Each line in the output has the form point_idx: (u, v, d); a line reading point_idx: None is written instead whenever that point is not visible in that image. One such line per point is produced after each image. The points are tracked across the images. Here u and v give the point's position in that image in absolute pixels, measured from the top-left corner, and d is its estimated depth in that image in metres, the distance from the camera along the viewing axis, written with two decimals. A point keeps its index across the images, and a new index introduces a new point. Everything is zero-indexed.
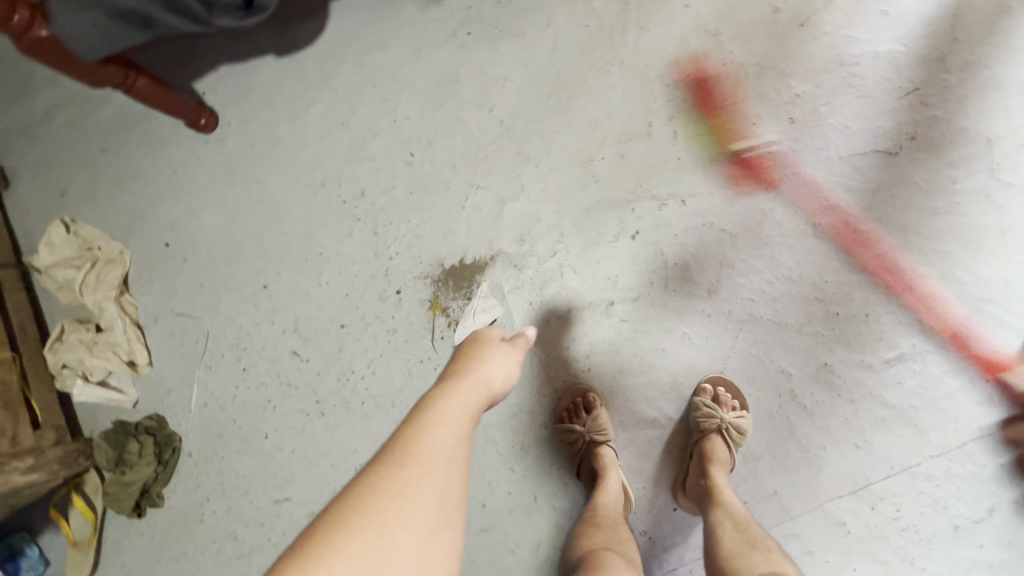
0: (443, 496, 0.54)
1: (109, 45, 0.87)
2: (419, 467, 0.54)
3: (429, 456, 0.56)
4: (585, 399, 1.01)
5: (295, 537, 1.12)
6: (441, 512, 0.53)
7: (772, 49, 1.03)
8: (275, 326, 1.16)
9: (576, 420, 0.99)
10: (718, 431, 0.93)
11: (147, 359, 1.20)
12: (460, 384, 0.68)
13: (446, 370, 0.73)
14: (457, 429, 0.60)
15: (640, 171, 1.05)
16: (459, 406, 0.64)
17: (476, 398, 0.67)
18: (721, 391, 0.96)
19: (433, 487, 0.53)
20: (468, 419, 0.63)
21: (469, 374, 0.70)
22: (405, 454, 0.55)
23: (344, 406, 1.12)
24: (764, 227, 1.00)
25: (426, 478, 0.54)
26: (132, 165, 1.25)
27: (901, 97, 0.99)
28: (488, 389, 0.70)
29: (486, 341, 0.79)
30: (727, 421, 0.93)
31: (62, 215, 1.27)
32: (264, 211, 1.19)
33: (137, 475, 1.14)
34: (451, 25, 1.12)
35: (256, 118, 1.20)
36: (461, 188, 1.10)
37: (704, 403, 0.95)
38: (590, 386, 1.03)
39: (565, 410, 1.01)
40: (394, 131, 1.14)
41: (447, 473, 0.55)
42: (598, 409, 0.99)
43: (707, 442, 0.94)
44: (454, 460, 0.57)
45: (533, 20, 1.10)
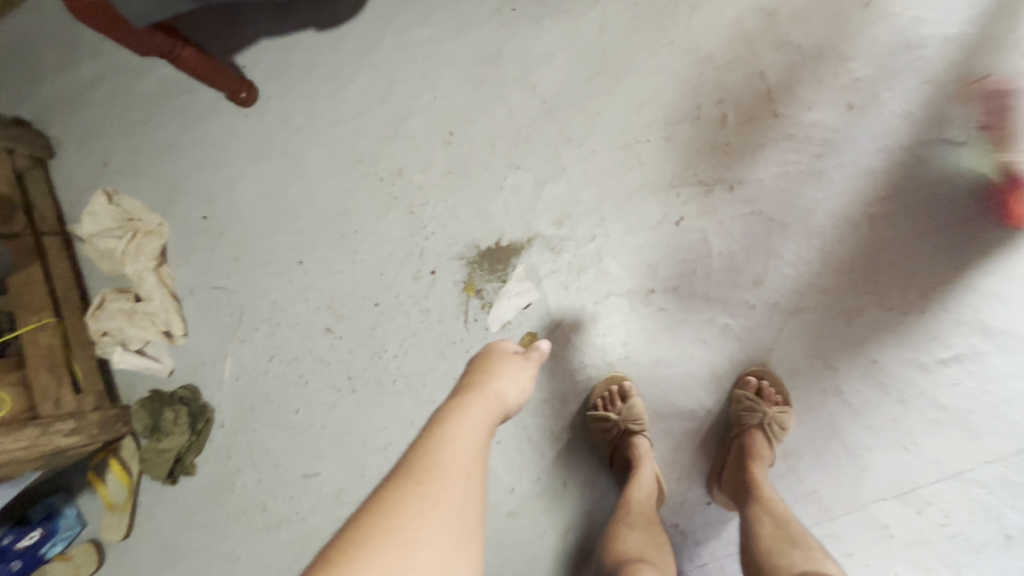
0: (462, 511, 0.53)
1: (158, 13, 0.87)
2: (437, 484, 0.54)
3: (446, 472, 0.55)
4: (620, 387, 0.98)
5: (324, 511, 1.13)
6: (460, 527, 0.52)
7: (833, 30, 0.98)
8: (309, 302, 1.16)
9: (610, 409, 0.97)
10: (758, 427, 0.91)
11: (183, 330, 1.22)
12: (474, 398, 0.68)
13: (458, 388, 0.73)
14: (474, 443, 0.60)
15: (686, 155, 1.01)
16: (475, 420, 0.64)
17: (490, 413, 0.67)
18: (765, 385, 0.93)
19: (451, 503, 0.53)
20: (485, 434, 0.63)
21: (482, 391, 0.70)
22: (422, 471, 0.55)
23: (376, 385, 1.12)
24: (815, 217, 0.96)
25: (444, 494, 0.53)
26: (172, 137, 1.26)
27: (971, 84, 0.93)
28: (502, 405, 0.70)
29: (496, 357, 0.79)
30: (769, 416, 0.90)
31: (104, 185, 1.29)
32: (301, 187, 1.19)
33: (172, 442, 1.17)
34: (496, 0, 1.10)
35: (296, 92, 1.19)
36: (500, 169, 1.08)
37: (745, 398, 0.92)
38: (626, 374, 1.00)
39: (599, 398, 0.99)
40: (433, 109, 1.12)
41: (465, 489, 0.55)
42: (633, 398, 0.96)
43: (747, 437, 0.91)
44: (472, 475, 0.57)
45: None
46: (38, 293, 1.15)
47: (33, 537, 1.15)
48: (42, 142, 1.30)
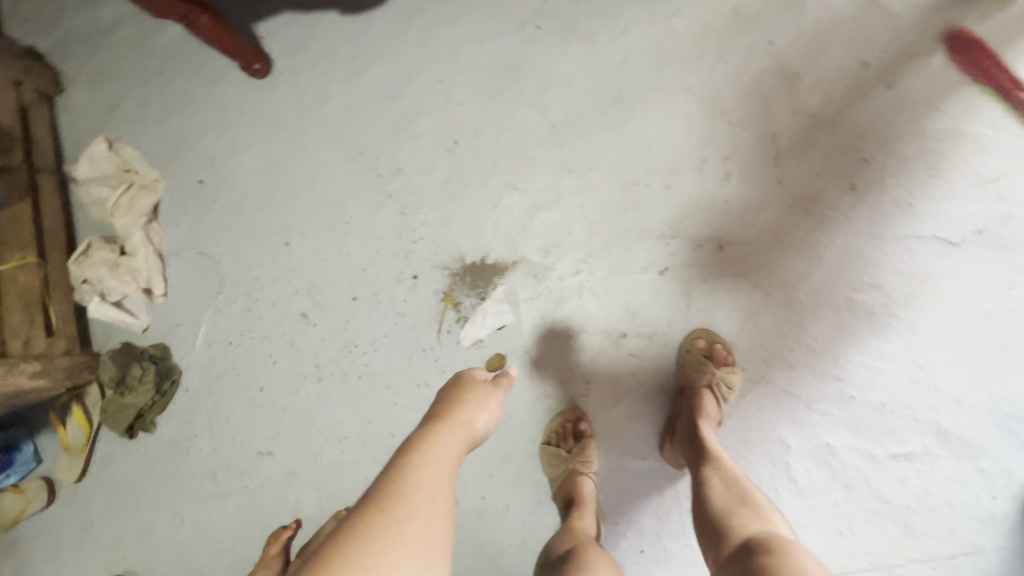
0: (425, 541, 0.54)
1: None
2: (403, 515, 0.54)
3: (412, 500, 0.56)
4: (576, 425, 0.99)
5: (271, 491, 1.15)
6: (423, 556, 0.53)
7: (852, 105, 0.96)
8: (290, 284, 1.17)
9: (564, 444, 0.99)
10: (708, 388, 0.93)
11: (163, 290, 1.23)
12: (450, 418, 0.69)
13: (431, 412, 0.72)
14: (444, 467, 0.61)
15: (684, 207, 1.00)
16: (448, 441, 0.65)
17: (464, 435, 0.67)
18: (716, 346, 0.95)
19: (415, 533, 0.54)
20: (457, 458, 0.64)
21: (451, 415, 0.69)
22: (388, 504, 0.55)
23: (341, 376, 1.13)
24: (797, 290, 0.96)
25: (408, 525, 0.54)
26: (180, 94, 1.25)
27: (978, 186, 0.92)
28: (471, 428, 0.69)
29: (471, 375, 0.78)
30: (716, 376, 0.93)
31: (107, 131, 1.28)
32: (299, 168, 1.18)
33: (135, 399, 1.18)
34: (523, 15, 1.08)
35: (310, 72, 1.18)
36: (498, 186, 1.08)
37: (695, 359, 0.95)
38: (586, 414, 1.01)
39: (554, 433, 1.00)
40: (443, 114, 1.11)
41: (430, 516, 0.56)
42: (587, 439, 0.98)
43: (695, 397, 0.93)
44: (437, 503, 0.58)
45: (608, 25, 1.05)
46: (24, 231, 1.16)
47: None
48: (52, 76, 1.29)
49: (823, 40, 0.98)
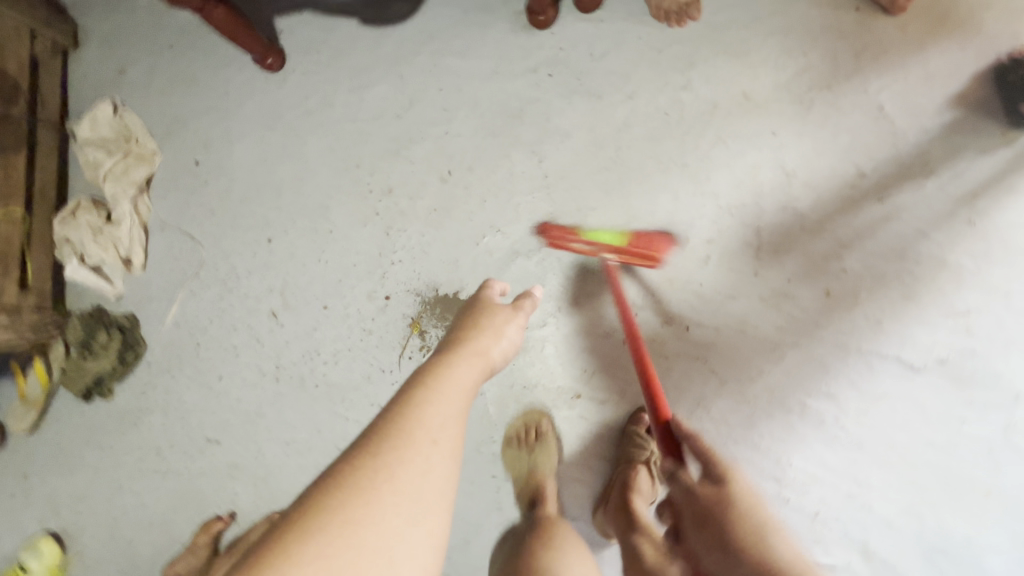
0: (421, 483, 0.54)
1: None
2: (397, 455, 0.54)
3: (411, 441, 0.56)
4: (536, 425, 1.00)
5: (211, 479, 1.16)
6: (417, 500, 0.53)
7: (840, 211, 0.97)
8: (265, 280, 1.18)
9: (524, 444, 1.00)
10: (644, 462, 0.94)
11: (142, 263, 1.24)
12: (457, 364, 0.70)
13: (440, 356, 0.74)
14: (448, 409, 0.62)
15: (658, 280, 1.01)
16: (454, 385, 0.66)
17: (470, 380, 0.69)
18: (656, 424, 0.97)
19: (408, 477, 0.53)
20: (462, 401, 0.65)
21: (460, 360, 0.71)
22: (383, 445, 0.55)
23: (298, 381, 1.14)
24: (753, 384, 0.96)
25: (402, 467, 0.53)
26: (191, 71, 1.25)
27: (948, 316, 0.92)
28: (479, 371, 0.71)
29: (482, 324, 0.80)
30: (655, 457, 0.95)
31: (113, 94, 1.28)
32: (292, 167, 1.18)
33: (97, 363, 1.20)
34: (537, 61, 1.08)
35: (319, 74, 1.18)
36: (481, 224, 1.08)
37: (635, 435, 0.97)
38: (547, 411, 1.02)
39: (515, 432, 1.01)
40: (441, 142, 1.11)
41: (429, 458, 0.56)
42: (546, 437, 0.99)
43: (629, 472, 0.93)
44: (438, 443, 0.57)
45: (617, 86, 1.05)
46: (13, 181, 1.15)
47: None
48: (69, 31, 1.29)
49: (823, 142, 0.98)
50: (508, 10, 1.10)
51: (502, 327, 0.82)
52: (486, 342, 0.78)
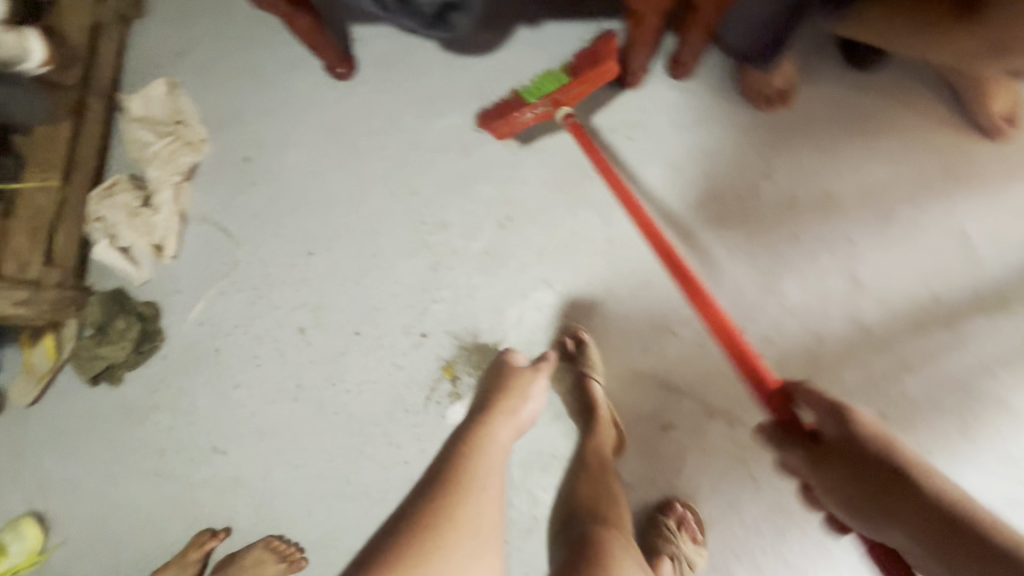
0: (473, 522, 0.73)
1: None
2: (452, 504, 0.73)
3: (464, 490, 0.75)
4: (573, 337, 1.00)
5: (212, 490, 1.13)
6: (471, 536, 0.72)
7: (909, 332, 0.94)
8: (299, 295, 1.14)
9: (567, 359, 0.99)
10: (668, 555, 0.89)
11: (174, 252, 1.19)
12: (498, 419, 0.86)
13: (482, 405, 0.89)
14: (492, 461, 0.80)
15: (708, 370, 0.98)
16: (495, 441, 0.83)
17: (506, 435, 0.85)
18: (686, 516, 0.92)
19: (461, 519, 0.72)
20: (502, 453, 0.82)
21: (499, 411, 0.87)
22: (439, 496, 0.74)
23: (318, 405, 1.10)
24: (790, 496, 0.94)
25: (456, 512, 0.73)
26: (256, 65, 1.21)
27: (999, 462, 0.90)
28: (514, 423, 0.87)
29: (517, 373, 0.93)
30: (681, 551, 0.90)
31: (171, 73, 1.24)
32: (346, 184, 1.14)
33: (111, 351, 1.14)
34: (619, 120, 1.05)
35: (390, 93, 1.14)
36: (534, 278, 1.05)
37: (660, 524, 0.92)
38: (584, 325, 1.02)
39: (554, 350, 1.01)
40: (505, 186, 1.09)
41: (477, 503, 0.74)
42: (586, 347, 0.98)
43: (653, 565, 0.90)
44: (485, 490, 0.76)
45: (697, 161, 1.02)
46: (56, 146, 1.11)
47: None
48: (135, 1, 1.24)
49: (900, 258, 0.95)
50: None
51: (528, 388, 0.91)
52: (519, 397, 0.89)
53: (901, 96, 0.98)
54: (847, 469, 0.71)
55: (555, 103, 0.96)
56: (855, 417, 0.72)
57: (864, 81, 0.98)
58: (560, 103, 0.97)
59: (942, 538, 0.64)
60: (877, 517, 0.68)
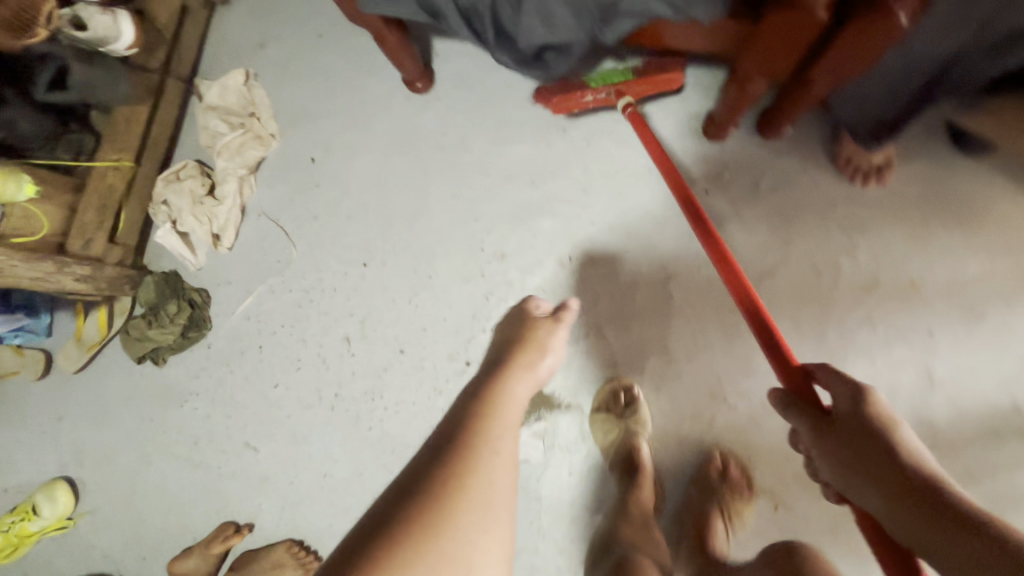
0: (489, 493, 0.58)
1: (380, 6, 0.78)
2: (462, 467, 0.59)
3: (475, 451, 0.61)
4: (626, 391, 0.97)
5: (239, 484, 1.14)
6: (485, 512, 0.57)
7: (980, 440, 0.88)
8: (347, 303, 1.13)
9: (615, 412, 0.96)
10: (719, 510, 0.91)
11: (230, 243, 1.19)
12: (513, 377, 0.75)
13: (495, 365, 0.79)
14: (508, 418, 0.67)
15: (757, 444, 0.95)
16: (512, 398, 0.71)
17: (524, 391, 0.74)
18: (734, 470, 0.93)
19: (476, 489, 0.58)
20: (519, 411, 0.71)
21: (514, 369, 0.77)
22: (451, 459, 0.59)
23: (353, 418, 1.10)
24: None
25: (470, 477, 0.58)
26: (333, 67, 1.20)
27: None
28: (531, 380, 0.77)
29: (535, 326, 0.88)
30: (729, 504, 0.92)
31: (249, 64, 1.24)
32: (409, 199, 1.14)
33: (161, 335, 1.16)
34: (668, 126, 1.03)
35: (464, 114, 1.13)
36: (587, 322, 1.03)
37: (709, 480, 0.93)
38: (636, 381, 0.99)
39: (603, 400, 0.98)
40: (570, 224, 1.06)
41: (493, 467, 0.60)
42: (638, 405, 0.95)
43: (707, 520, 0.91)
44: (500, 454, 0.62)
45: (769, 215, 0.98)
46: (131, 133, 1.12)
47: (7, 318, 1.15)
48: None
49: (982, 360, 0.90)
50: (681, 112, 1.03)
51: (548, 341, 0.86)
52: (536, 354, 0.82)
53: (1005, 187, 0.92)
54: (850, 448, 0.65)
55: (618, 94, 0.95)
56: (871, 399, 0.67)
57: (966, 164, 0.93)
58: (623, 95, 0.95)
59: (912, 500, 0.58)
60: (866, 489, 0.62)
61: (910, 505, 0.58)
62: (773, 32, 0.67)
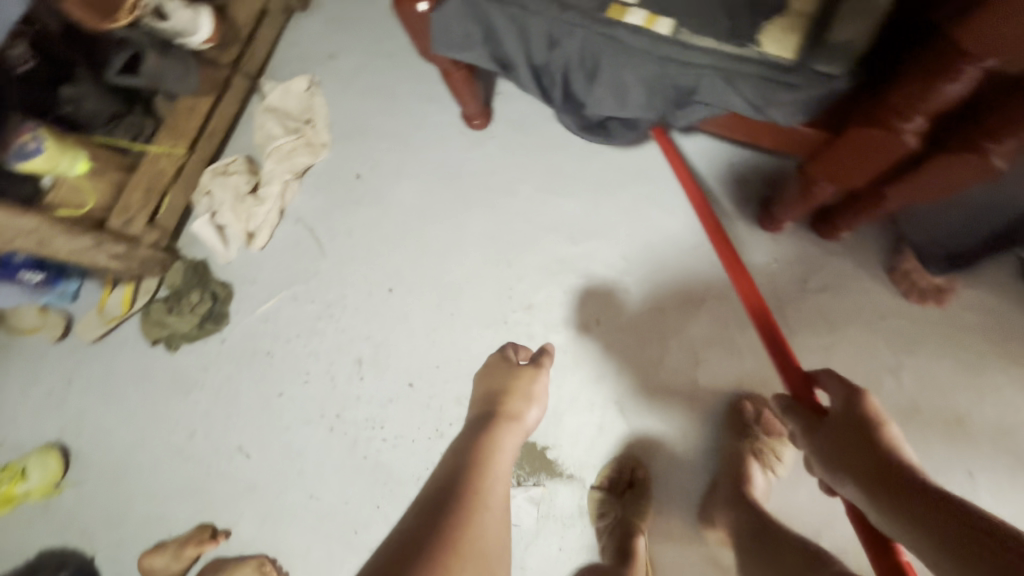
0: (481, 558, 0.56)
1: (454, 49, 0.76)
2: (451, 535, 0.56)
3: (470, 515, 0.59)
4: (634, 471, 0.95)
5: (225, 487, 1.12)
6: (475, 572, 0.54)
7: None
8: (365, 325, 1.12)
9: (621, 492, 0.93)
10: (753, 455, 0.91)
11: (263, 244, 1.20)
12: (499, 430, 0.73)
13: (479, 412, 0.78)
14: (496, 479, 0.65)
15: None
16: (498, 456, 0.69)
17: (512, 448, 0.72)
18: (767, 413, 0.94)
19: (467, 550, 0.55)
20: (505, 471, 0.68)
21: (501, 418, 0.75)
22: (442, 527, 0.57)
23: (350, 443, 1.09)
24: None
25: (463, 542, 0.56)
26: (396, 90, 1.21)
27: None
28: (513, 429, 0.75)
29: (522, 370, 0.85)
30: (762, 443, 0.91)
31: (315, 72, 1.25)
32: (446, 232, 1.13)
33: (178, 321, 1.18)
34: (706, 163, 1.01)
35: (516, 159, 1.12)
36: (604, 391, 1.00)
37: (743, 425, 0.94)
38: (646, 463, 0.96)
39: (609, 476, 0.95)
40: (604, 287, 1.03)
41: (481, 528, 0.58)
42: (644, 487, 0.94)
43: (742, 464, 0.89)
44: (493, 509, 0.61)
45: (813, 317, 0.93)
46: (192, 124, 1.14)
47: (36, 278, 1.14)
48: None
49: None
50: (736, 196, 1.00)
51: (531, 385, 0.83)
52: (521, 398, 0.80)
53: None
54: (838, 445, 0.63)
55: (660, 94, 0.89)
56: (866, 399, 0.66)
57: None
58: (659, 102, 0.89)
59: (881, 484, 0.57)
60: (841, 474, 0.62)
61: (883, 490, 0.56)
62: (850, 147, 0.64)
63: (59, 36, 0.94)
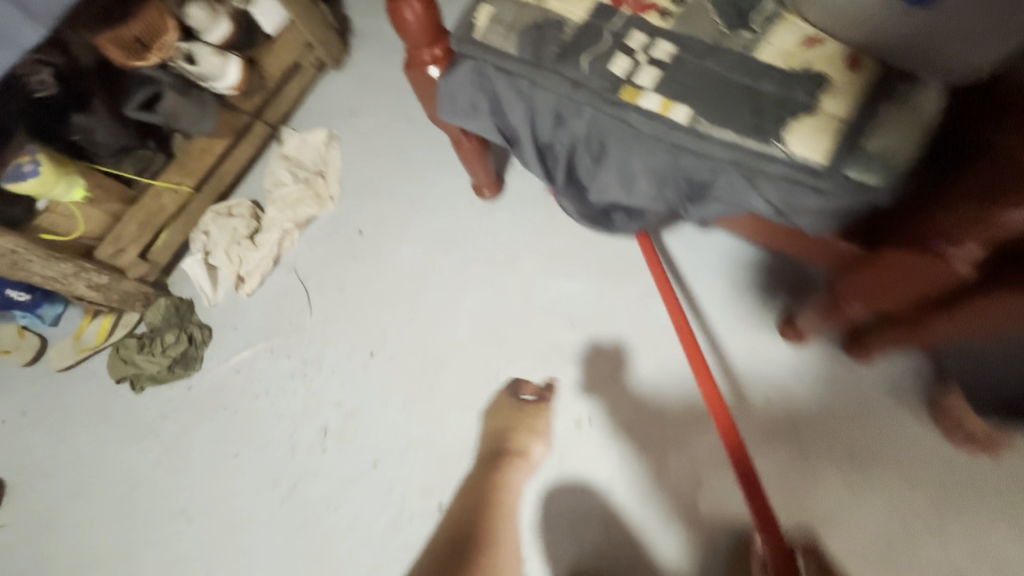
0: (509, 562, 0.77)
1: (459, 116, 0.73)
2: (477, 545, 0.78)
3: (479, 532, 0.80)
4: None
5: (157, 555, 1.00)
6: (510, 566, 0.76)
7: None
8: (339, 390, 1.04)
9: None
10: None
11: (251, 289, 1.14)
12: (510, 465, 0.87)
13: (487, 452, 0.90)
14: (504, 511, 0.84)
15: None
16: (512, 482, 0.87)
17: (520, 476, 0.88)
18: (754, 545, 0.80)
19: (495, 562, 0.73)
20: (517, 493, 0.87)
21: (509, 454, 0.88)
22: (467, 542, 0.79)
23: (300, 523, 0.98)
24: None
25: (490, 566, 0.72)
26: (412, 151, 1.20)
27: None
28: (520, 463, 0.87)
29: (516, 418, 0.91)
30: None
31: (336, 127, 1.26)
32: (440, 300, 1.06)
33: (147, 363, 1.09)
34: (697, 259, 0.95)
35: (522, 233, 1.07)
36: (588, 503, 0.89)
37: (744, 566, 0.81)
38: None
39: None
40: (600, 382, 0.94)
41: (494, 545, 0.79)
42: None
43: None
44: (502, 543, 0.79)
45: (838, 449, 0.82)
46: (202, 163, 1.13)
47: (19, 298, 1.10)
48: (339, 55, 1.30)
49: None
50: (754, 301, 0.92)
51: (538, 423, 0.91)
52: (524, 439, 0.89)
53: None
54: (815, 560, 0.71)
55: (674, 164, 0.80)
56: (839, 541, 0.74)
57: None
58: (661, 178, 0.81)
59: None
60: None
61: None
62: (884, 271, 0.55)
63: (91, 70, 0.96)
